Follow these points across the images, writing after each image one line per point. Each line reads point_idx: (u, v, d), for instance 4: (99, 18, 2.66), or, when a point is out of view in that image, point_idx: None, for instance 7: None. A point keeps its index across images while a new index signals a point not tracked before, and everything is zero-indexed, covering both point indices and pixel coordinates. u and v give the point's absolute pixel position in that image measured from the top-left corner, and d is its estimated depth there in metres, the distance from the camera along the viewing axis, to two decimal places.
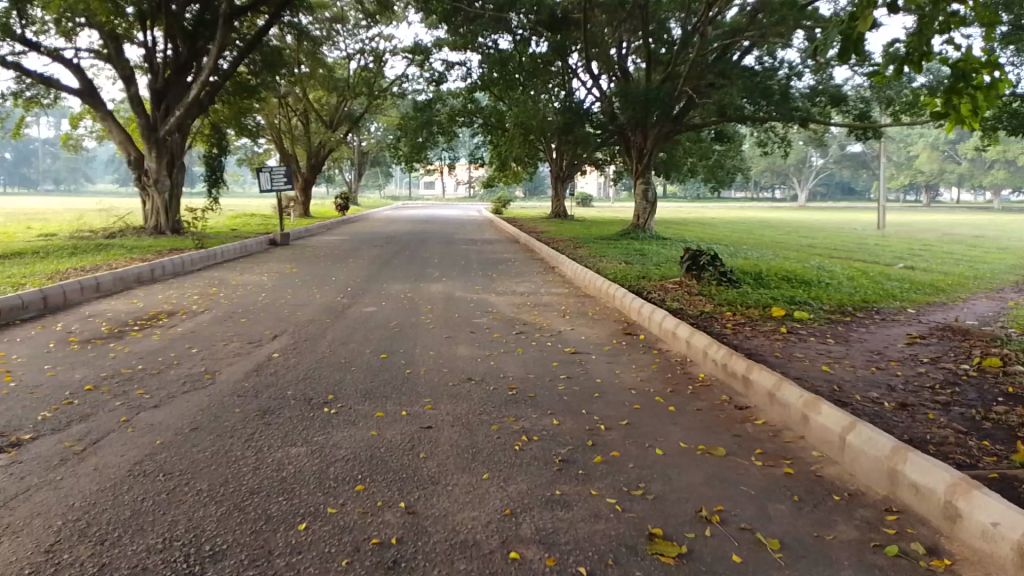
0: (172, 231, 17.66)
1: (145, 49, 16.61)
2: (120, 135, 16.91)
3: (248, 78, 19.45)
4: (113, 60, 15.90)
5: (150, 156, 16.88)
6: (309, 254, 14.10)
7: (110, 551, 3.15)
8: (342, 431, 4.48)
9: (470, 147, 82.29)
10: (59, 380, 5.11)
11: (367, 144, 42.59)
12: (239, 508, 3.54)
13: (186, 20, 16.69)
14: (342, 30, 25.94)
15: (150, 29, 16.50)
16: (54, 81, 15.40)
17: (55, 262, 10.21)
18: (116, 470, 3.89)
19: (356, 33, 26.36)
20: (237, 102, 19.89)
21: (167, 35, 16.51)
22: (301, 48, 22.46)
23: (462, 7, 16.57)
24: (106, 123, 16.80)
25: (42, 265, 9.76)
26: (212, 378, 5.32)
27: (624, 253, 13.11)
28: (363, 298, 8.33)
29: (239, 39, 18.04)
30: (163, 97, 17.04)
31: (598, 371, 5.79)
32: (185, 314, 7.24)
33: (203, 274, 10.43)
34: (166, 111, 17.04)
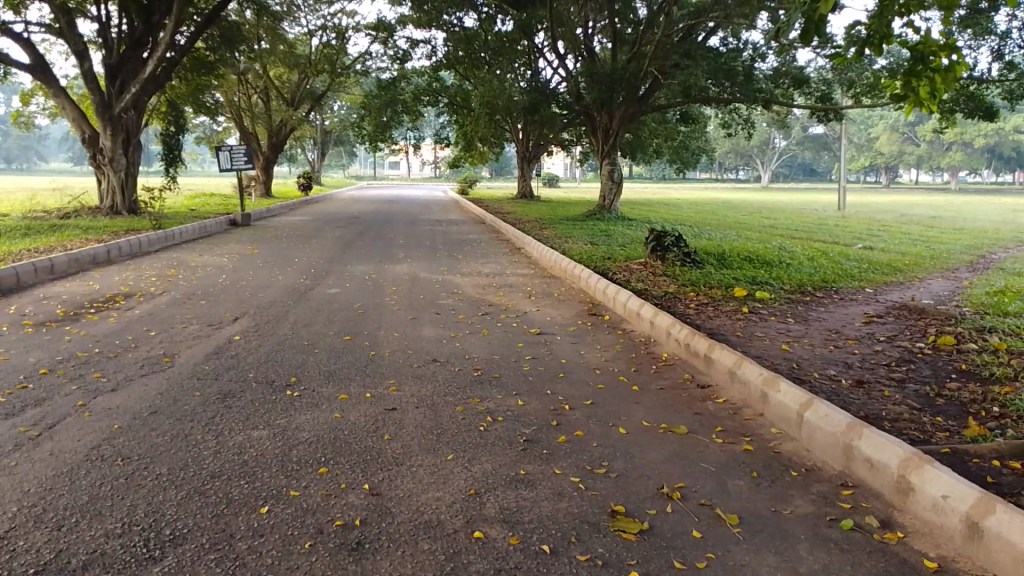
0: (131, 211, 17.20)
1: (99, 24, 16.11)
2: (74, 112, 16.40)
3: (206, 54, 18.89)
4: (65, 34, 15.32)
5: (105, 133, 16.38)
6: (271, 234, 13.92)
7: (66, 537, 3.10)
8: (304, 413, 4.45)
9: (438, 125, 81.95)
10: (8, 364, 4.97)
11: (330, 122, 41.84)
12: (199, 492, 3.51)
13: None
14: (304, 5, 25.43)
15: (104, 3, 15.96)
16: (3, 56, 14.84)
17: (5, 243, 9.91)
18: (72, 455, 3.82)
19: (318, 8, 25.85)
20: (195, 78, 19.39)
21: (122, 9, 16.04)
22: (261, 24, 21.88)
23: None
24: (59, 100, 16.26)
25: None
26: (171, 361, 5.22)
27: (588, 234, 13.14)
28: (326, 280, 8.24)
29: (197, 14, 17.63)
30: (117, 73, 16.51)
31: (562, 352, 5.81)
32: (143, 296, 7.08)
33: (162, 255, 10.22)
34: (122, 88, 16.54)
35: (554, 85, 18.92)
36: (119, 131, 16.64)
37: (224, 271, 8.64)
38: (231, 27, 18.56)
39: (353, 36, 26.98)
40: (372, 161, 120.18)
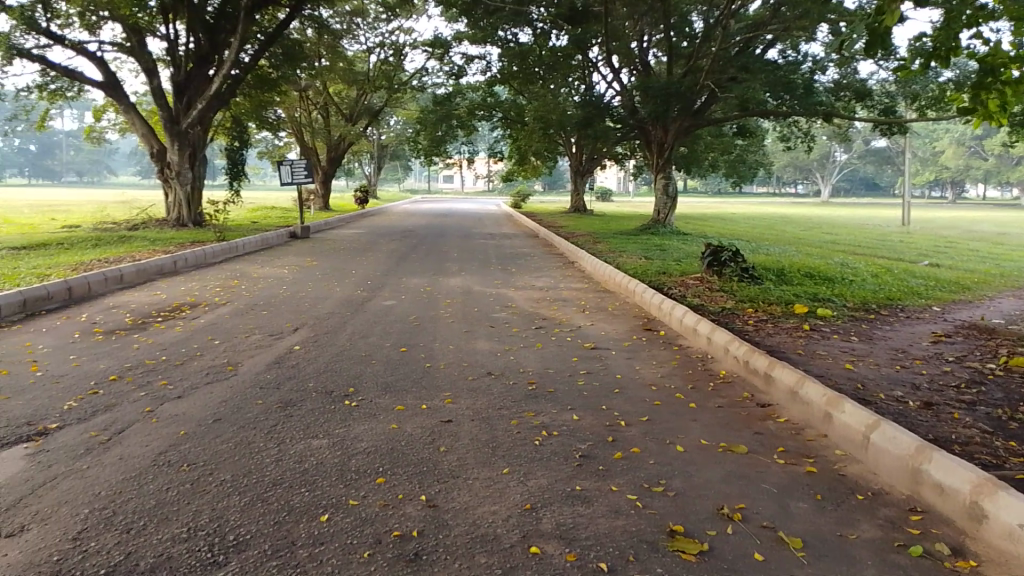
0: (195, 224, 17.74)
1: (168, 42, 16.68)
2: (143, 127, 17.02)
3: (268, 71, 19.42)
4: (136, 53, 15.93)
5: (172, 148, 16.95)
6: (329, 247, 14.16)
7: (134, 540, 3.18)
8: (362, 424, 4.49)
9: (491, 140, 82.78)
10: (82, 370, 5.14)
11: (386, 137, 42.46)
12: (261, 499, 3.58)
13: (207, 13, 16.81)
14: (363, 23, 25.96)
15: (173, 22, 16.54)
16: (77, 74, 15.47)
17: (78, 253, 10.32)
18: (140, 460, 3.93)
19: (377, 26, 26.38)
20: (258, 95, 19.94)
21: (189, 28, 16.60)
22: (321, 43, 22.47)
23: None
24: (129, 116, 16.90)
25: (66, 256, 9.85)
26: (234, 369, 5.33)
27: (642, 248, 13.06)
28: (382, 292, 8.34)
29: (260, 33, 18.15)
30: (184, 90, 17.06)
31: (618, 367, 5.75)
32: (207, 306, 7.27)
33: (224, 266, 10.51)
34: (188, 104, 17.07)
35: (608, 99, 18.89)
36: (185, 146, 17.17)
37: (284, 283, 8.82)
38: (293, 45, 19.06)
39: (410, 53, 27.48)
40: (426, 175, 121.73)
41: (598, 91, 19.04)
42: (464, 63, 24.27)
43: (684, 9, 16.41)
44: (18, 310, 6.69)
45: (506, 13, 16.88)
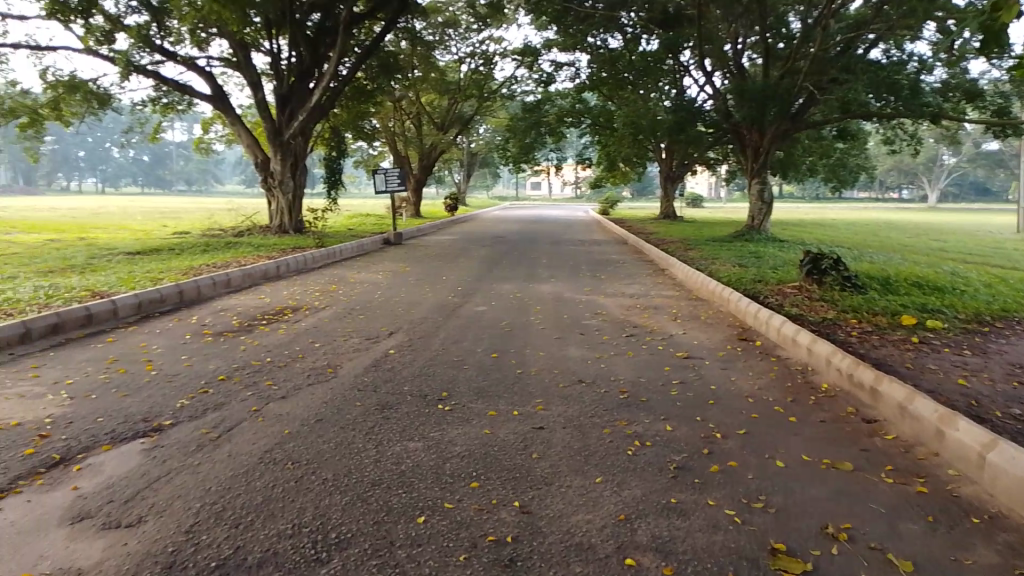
0: (296, 230, 18.46)
1: (271, 57, 17.43)
2: (248, 139, 17.80)
3: (365, 83, 20.01)
4: (242, 67, 16.71)
5: (275, 158, 17.72)
6: (421, 253, 14.45)
7: (243, 535, 3.33)
8: (457, 428, 4.57)
9: (580, 147, 82.62)
10: (194, 370, 5.43)
11: (476, 145, 43.00)
12: (362, 499, 3.68)
13: (309, 28, 17.51)
14: (455, 34, 26.37)
15: (276, 37, 17.25)
16: (188, 88, 16.37)
17: (189, 258, 10.92)
18: (248, 457, 4.11)
19: (468, 37, 26.64)
20: (355, 106, 20.57)
21: (292, 43, 17.31)
22: (415, 53, 23.05)
23: (573, 6, 16.83)
24: (236, 128, 17.75)
25: (178, 261, 10.42)
26: (334, 372, 5.51)
27: (736, 255, 12.76)
28: (474, 297, 8.46)
29: (358, 46, 18.73)
30: (287, 102, 17.70)
31: (713, 378, 5.63)
32: (307, 310, 7.53)
33: (323, 271, 10.88)
34: (291, 115, 17.72)
35: (701, 104, 18.57)
36: (289, 156, 17.91)
37: (379, 288, 9.06)
38: (388, 57, 19.55)
39: (500, 61, 27.77)
40: (513, 181, 122.94)
41: (690, 96, 18.74)
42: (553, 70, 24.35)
43: (780, 9, 15.80)
44: (134, 312, 7.14)
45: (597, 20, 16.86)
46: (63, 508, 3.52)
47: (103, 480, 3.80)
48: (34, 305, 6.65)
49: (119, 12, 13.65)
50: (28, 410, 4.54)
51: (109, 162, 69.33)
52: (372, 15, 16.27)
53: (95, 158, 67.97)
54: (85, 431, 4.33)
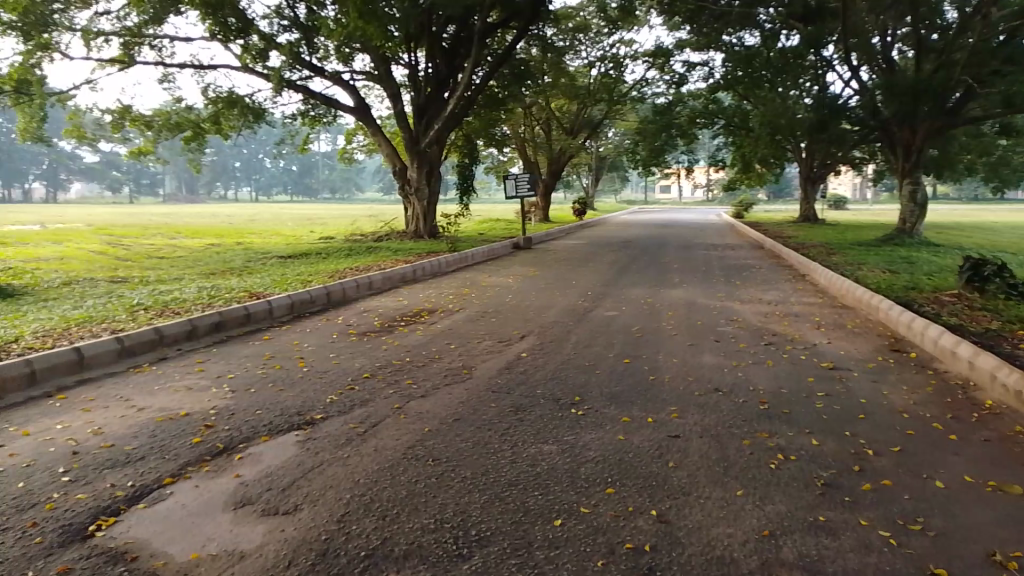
0: (430, 235, 19.05)
1: (410, 69, 18.14)
2: (388, 148, 18.62)
3: (496, 91, 20.28)
4: (383, 80, 17.54)
5: (412, 166, 18.39)
6: (551, 257, 14.59)
7: (390, 527, 3.48)
8: (590, 432, 4.57)
9: (713, 149, 80.43)
10: (341, 367, 5.73)
11: (606, 149, 42.87)
12: (499, 498, 3.76)
13: (445, 39, 18.06)
14: (585, 39, 26.46)
15: (415, 50, 17.93)
16: (334, 101, 17.35)
17: (335, 262, 11.58)
18: (392, 452, 4.29)
19: (599, 41, 26.66)
20: (487, 114, 20.99)
21: (429, 55, 17.94)
22: (546, 60, 23.33)
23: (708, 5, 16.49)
24: (377, 139, 18.62)
25: (325, 264, 11.08)
26: (470, 373, 5.66)
27: (887, 260, 11.99)
28: (604, 302, 8.43)
29: (491, 55, 19.09)
30: (424, 112, 18.26)
31: (861, 391, 5.33)
32: (442, 313, 7.79)
33: (457, 275, 11.22)
34: (428, 125, 18.25)
35: (844, 100, 17.69)
36: (424, 164, 18.50)
37: (511, 292, 9.21)
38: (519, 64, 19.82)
39: (630, 64, 27.55)
40: (643, 186, 121.43)
41: (832, 93, 17.87)
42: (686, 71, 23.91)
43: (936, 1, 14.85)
44: (287, 312, 7.64)
45: (732, 17, 16.44)
46: (227, 494, 3.81)
47: (263, 468, 4.09)
48: (199, 305, 7.25)
49: (273, 32, 14.65)
50: (196, 401, 4.96)
51: (263, 172, 74.77)
52: (507, 25, 16.54)
53: (251, 168, 73.49)
54: (245, 423, 4.66)
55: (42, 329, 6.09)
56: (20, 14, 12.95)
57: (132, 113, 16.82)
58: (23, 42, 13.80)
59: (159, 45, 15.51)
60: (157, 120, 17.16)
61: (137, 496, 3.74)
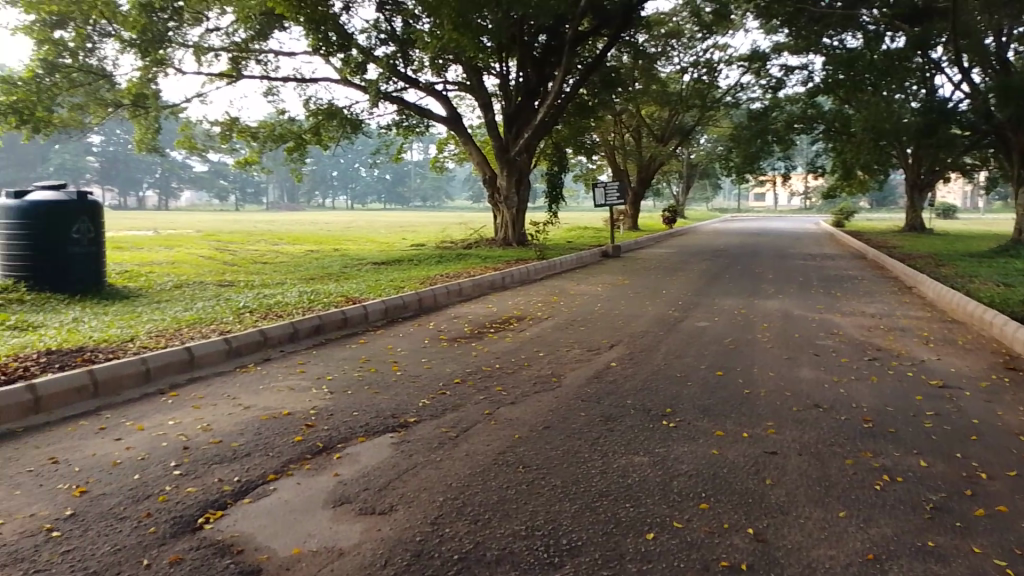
0: (519, 242, 19.18)
1: (502, 79, 18.43)
2: (479, 157, 18.92)
3: (586, 99, 20.26)
4: (475, 90, 17.84)
5: (502, 174, 18.59)
6: (641, 266, 14.44)
7: (482, 531, 3.52)
8: (683, 445, 4.49)
9: (811, 155, 77.64)
10: (433, 372, 5.85)
11: (698, 156, 42.02)
12: (590, 508, 3.75)
13: (536, 48, 18.17)
14: (678, 44, 26.12)
15: (506, 60, 18.20)
16: (427, 111, 17.76)
17: (426, 268, 11.84)
18: (483, 458, 4.35)
19: (692, 46, 26.25)
20: (576, 122, 20.96)
21: (520, 65, 18.14)
22: (637, 67, 23.17)
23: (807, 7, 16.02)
24: (468, 148, 18.95)
25: (416, 271, 11.34)
26: (559, 381, 5.67)
27: (1004, 273, 11.24)
28: (695, 312, 8.28)
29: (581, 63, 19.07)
30: (514, 121, 18.52)
31: (973, 410, 5.03)
32: (531, 320, 7.83)
33: (545, 283, 11.26)
34: (517, 134, 18.54)
35: (954, 103, 16.77)
36: (514, 172, 18.67)
37: (599, 300, 9.18)
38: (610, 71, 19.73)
39: (724, 69, 27.00)
40: (735, 193, 118.20)
41: (941, 96, 16.99)
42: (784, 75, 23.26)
43: None
44: (381, 317, 7.87)
45: (833, 19, 15.89)
46: (327, 492, 3.95)
47: (360, 469, 4.22)
48: (300, 308, 7.56)
49: (370, 45, 15.10)
50: (297, 401, 5.17)
51: (358, 181, 77.37)
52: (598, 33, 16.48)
53: (347, 177, 76.21)
54: (343, 424, 4.82)
55: (156, 329, 6.49)
56: (139, 32, 13.90)
57: (239, 125, 17.77)
58: (142, 59, 14.74)
59: (264, 59, 16.28)
60: (262, 131, 18.02)
61: (243, 491, 3.92)
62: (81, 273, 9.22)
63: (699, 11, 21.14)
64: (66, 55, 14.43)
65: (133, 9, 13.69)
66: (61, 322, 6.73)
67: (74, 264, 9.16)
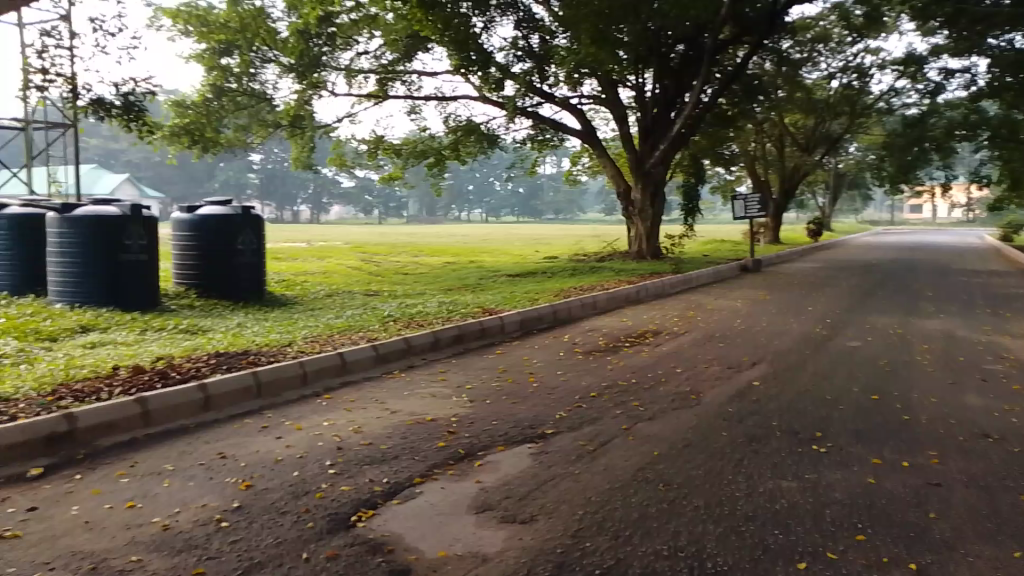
0: (654, 256, 18.93)
1: (637, 91, 18.30)
2: (614, 170, 18.94)
3: (725, 109, 19.40)
4: (612, 103, 17.92)
5: (637, 187, 18.50)
6: (783, 281, 13.83)
7: (624, 548, 3.49)
8: (833, 471, 4.27)
9: (975, 164, 71.41)
10: (570, 385, 5.87)
11: (847, 165, 39.73)
12: (736, 532, 3.63)
13: (674, 58, 17.79)
14: (825, 49, 25.00)
15: (643, 73, 18.09)
16: (562, 125, 17.94)
17: (559, 281, 11.93)
18: (623, 473, 4.31)
19: (841, 50, 25.10)
20: (716, 133, 20.29)
21: (657, 77, 17.93)
22: (780, 74, 22.35)
23: (969, 7, 14.89)
24: (603, 160, 18.99)
25: (551, 283, 11.45)
26: (699, 398, 5.54)
27: None
28: (844, 331, 7.83)
29: (720, 72, 18.51)
30: (651, 132, 18.48)
31: None
32: (668, 335, 7.71)
33: (682, 297, 11.04)
34: (654, 146, 18.48)
35: None
36: (650, 185, 18.51)
37: (739, 316, 8.90)
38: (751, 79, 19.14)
39: (877, 74, 25.69)
40: (885, 204, 110.58)
41: None
42: (944, 79, 21.75)
43: None
44: (517, 328, 8.01)
45: (999, 18, 14.66)
46: (470, 497, 4.05)
47: (502, 477, 4.30)
48: (440, 318, 7.82)
49: (508, 63, 15.43)
50: (440, 408, 5.35)
51: (493, 195, 79.07)
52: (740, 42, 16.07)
53: (483, 191, 78.18)
54: (484, 432, 4.93)
55: (310, 335, 6.92)
56: (297, 57, 14.95)
57: (384, 143, 18.69)
58: (299, 82, 15.81)
59: (409, 79, 17.00)
60: (405, 148, 18.77)
61: (392, 492, 4.10)
62: (246, 282, 9.95)
63: (848, 15, 20.14)
64: (231, 80, 15.80)
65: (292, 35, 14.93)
66: (227, 327, 7.31)
67: (241, 272, 9.92)
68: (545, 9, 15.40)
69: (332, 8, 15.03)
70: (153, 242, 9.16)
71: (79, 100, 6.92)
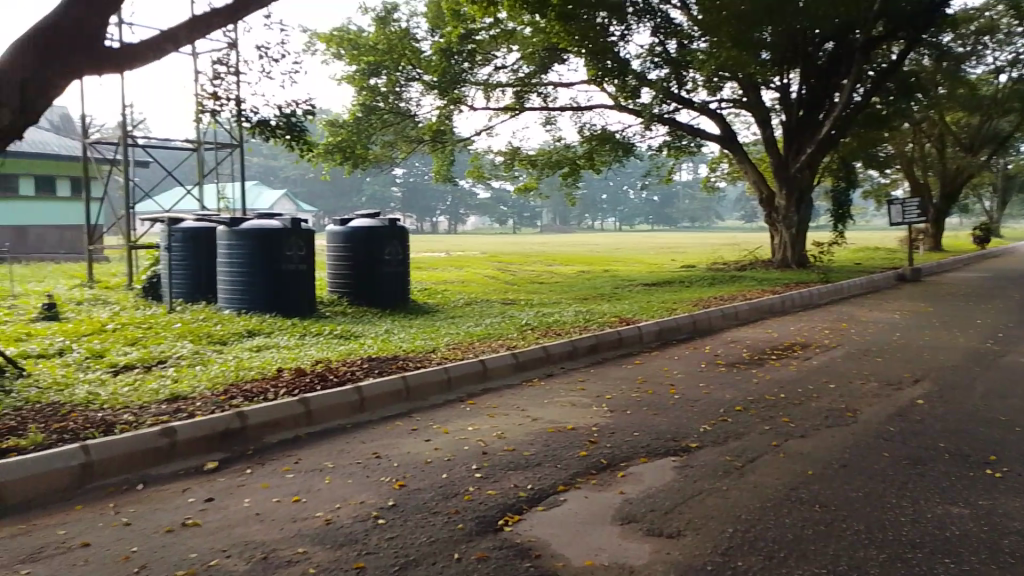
0: (799, 264, 18.17)
1: (781, 92, 17.68)
2: (755, 175, 18.37)
3: (878, 108, 18.22)
4: (754, 106, 17.36)
5: (780, 193, 17.82)
6: (946, 291, 12.81)
7: (779, 569, 3.36)
8: (1011, 499, 3.91)
9: None
10: (713, 398, 5.72)
11: (1017, 166, 36.26)
12: (902, 558, 3.40)
13: (821, 57, 16.95)
14: (991, 41, 23.00)
15: (786, 74, 17.39)
16: (699, 131, 17.57)
17: (698, 290, 11.66)
18: (774, 491, 4.15)
19: (1009, 41, 23.01)
20: (866, 135, 19.09)
21: (802, 77, 17.18)
22: (939, 70, 20.78)
23: None
24: (743, 166, 18.45)
25: (688, 293, 11.21)
26: (855, 416, 5.25)
27: None
28: (1020, 347, 7.15)
29: (873, 70, 17.42)
30: (794, 137, 17.86)
31: None
32: (818, 348, 7.36)
33: (832, 308, 10.49)
34: (798, 149, 17.82)
35: None
36: (794, 189, 17.76)
37: (898, 329, 8.33)
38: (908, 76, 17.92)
39: None
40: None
41: None
42: None
43: None
44: (655, 338, 7.92)
45: None
46: (614, 508, 4.03)
47: (645, 489, 4.25)
48: (577, 327, 7.86)
49: (644, 70, 15.31)
50: (580, 417, 5.37)
51: (627, 203, 78.29)
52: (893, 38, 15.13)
53: (616, 199, 77.73)
54: (626, 443, 4.90)
55: (453, 342, 7.17)
56: (438, 75, 15.69)
57: (521, 154, 19.05)
58: (441, 99, 16.41)
59: (545, 91, 17.26)
60: (540, 159, 19.01)
61: (537, 499, 4.15)
62: (393, 290, 10.43)
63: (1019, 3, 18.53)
64: (379, 99, 16.59)
65: (436, 54, 15.66)
66: (376, 333, 7.68)
67: (389, 281, 10.41)
68: (684, 14, 15.11)
69: (472, 25, 15.56)
70: (311, 253, 9.81)
71: (247, 122, 7.50)
